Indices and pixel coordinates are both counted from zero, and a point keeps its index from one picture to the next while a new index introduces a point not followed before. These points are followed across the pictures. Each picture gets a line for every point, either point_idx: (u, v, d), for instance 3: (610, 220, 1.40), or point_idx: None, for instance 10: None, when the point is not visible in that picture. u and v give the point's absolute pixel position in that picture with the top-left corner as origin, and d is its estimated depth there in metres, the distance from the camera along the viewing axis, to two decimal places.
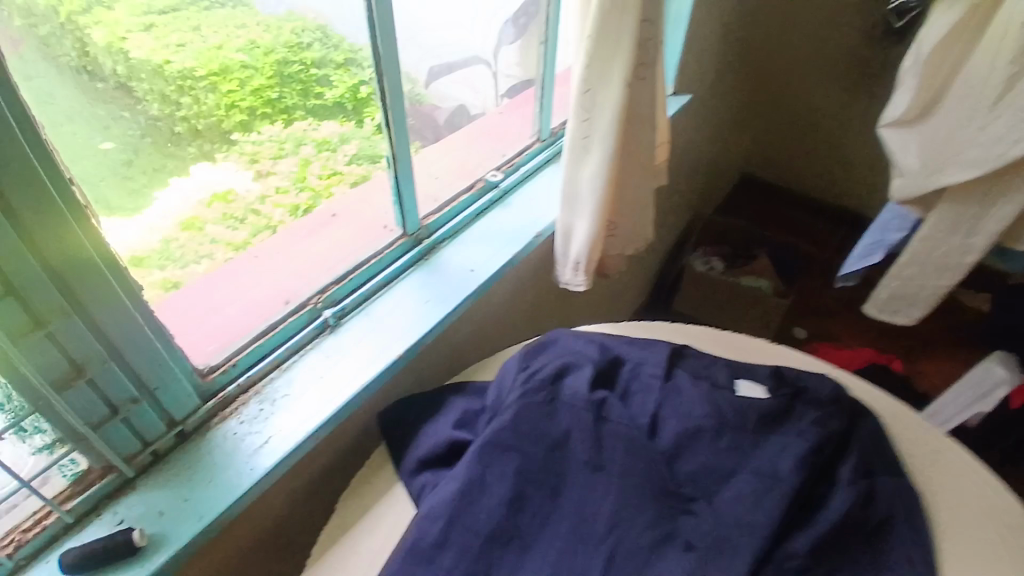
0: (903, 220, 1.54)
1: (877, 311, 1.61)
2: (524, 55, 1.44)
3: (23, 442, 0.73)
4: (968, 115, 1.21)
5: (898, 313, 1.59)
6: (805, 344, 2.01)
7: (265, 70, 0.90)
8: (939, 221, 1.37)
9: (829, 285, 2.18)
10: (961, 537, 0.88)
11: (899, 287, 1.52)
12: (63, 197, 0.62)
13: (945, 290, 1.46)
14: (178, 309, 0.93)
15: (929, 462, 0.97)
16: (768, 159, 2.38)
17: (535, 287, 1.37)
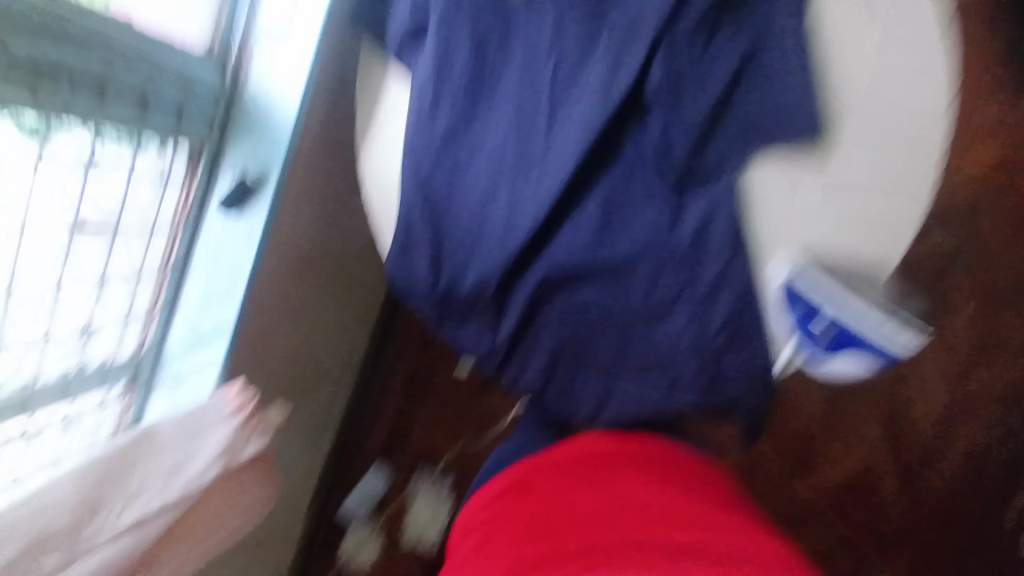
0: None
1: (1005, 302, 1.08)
2: (916, 77, 0.57)
3: (654, 259, 0.61)
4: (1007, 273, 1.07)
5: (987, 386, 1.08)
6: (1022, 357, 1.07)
7: (854, 178, 0.59)
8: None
9: None
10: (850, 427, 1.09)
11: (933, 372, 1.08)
12: (771, 242, 0.61)
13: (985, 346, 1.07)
14: (796, 222, 0.60)
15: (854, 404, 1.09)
16: None
17: (838, 217, 0.60)
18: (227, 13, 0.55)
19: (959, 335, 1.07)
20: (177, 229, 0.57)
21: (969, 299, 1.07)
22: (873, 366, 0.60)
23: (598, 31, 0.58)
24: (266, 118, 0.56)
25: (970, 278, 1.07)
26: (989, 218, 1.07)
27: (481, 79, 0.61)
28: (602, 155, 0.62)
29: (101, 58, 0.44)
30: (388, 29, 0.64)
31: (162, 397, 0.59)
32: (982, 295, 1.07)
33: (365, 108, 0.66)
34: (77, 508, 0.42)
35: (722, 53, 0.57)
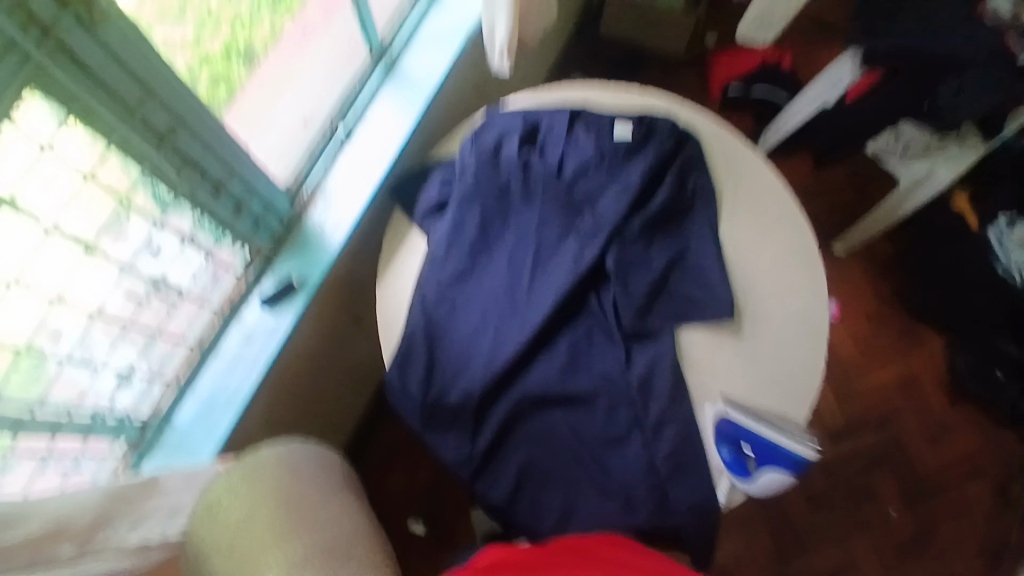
0: (924, 427, 1.24)
1: (911, 489, 1.20)
2: (796, 281, 0.80)
3: (609, 388, 0.73)
4: (907, 461, 1.22)
5: (908, 568, 1.15)
6: (934, 544, 1.17)
7: (764, 345, 0.76)
8: (932, 467, 1.22)
9: (961, 444, 1.23)
10: None
11: (856, 552, 1.16)
12: (704, 387, 0.74)
13: (897, 529, 1.17)
14: (722, 372, 0.75)
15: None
16: (995, 470, 1.21)
17: (756, 372, 0.75)
18: (310, 166, 0.77)
19: (875, 517, 1.18)
20: (220, 318, 0.68)
21: (876, 482, 1.20)
22: (792, 473, 0.66)
23: (572, 223, 0.80)
24: (318, 242, 0.72)
25: (875, 463, 1.22)
26: (893, 419, 1.25)
27: (483, 239, 0.79)
28: (573, 308, 0.78)
29: (227, 168, 0.62)
30: (418, 199, 0.81)
31: (159, 460, 0.66)
32: (887, 479, 1.21)
33: (388, 246, 0.81)
34: (98, 514, 0.54)
35: (660, 251, 0.80)
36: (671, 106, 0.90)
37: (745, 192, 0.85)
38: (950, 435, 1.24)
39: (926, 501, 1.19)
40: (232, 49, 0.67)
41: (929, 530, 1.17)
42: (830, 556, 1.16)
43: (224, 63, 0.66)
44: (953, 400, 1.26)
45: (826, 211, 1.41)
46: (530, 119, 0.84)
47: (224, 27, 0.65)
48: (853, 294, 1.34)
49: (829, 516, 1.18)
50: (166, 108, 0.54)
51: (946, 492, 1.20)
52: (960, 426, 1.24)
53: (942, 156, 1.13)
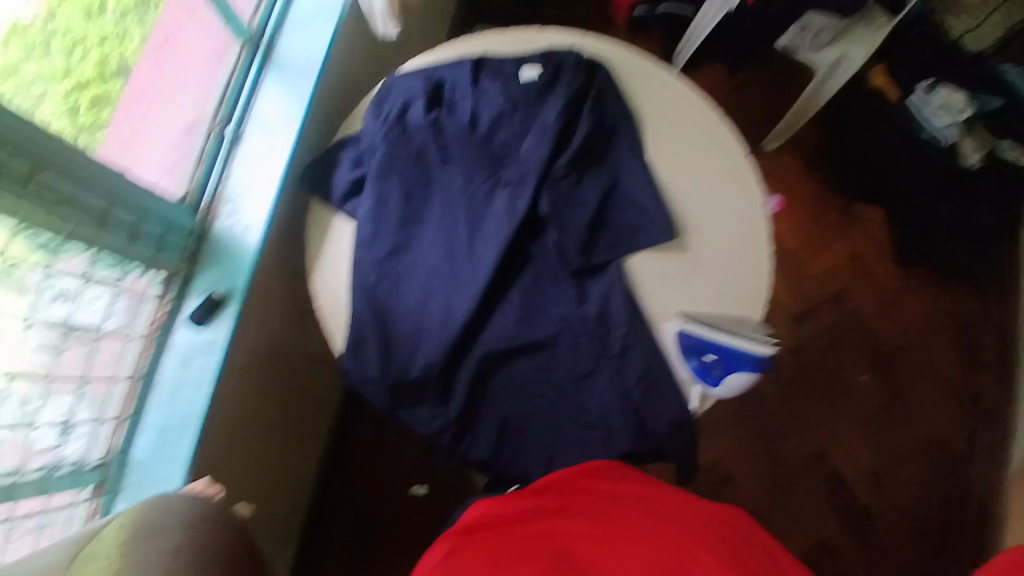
0: (876, 299, 1.30)
1: (875, 359, 1.26)
2: (726, 185, 0.80)
3: (568, 330, 0.73)
4: (866, 334, 1.27)
5: (884, 432, 1.22)
6: (903, 404, 1.23)
7: (707, 254, 0.77)
8: (890, 334, 1.28)
9: (912, 307, 1.29)
10: (780, 493, 1.18)
11: (836, 429, 1.22)
12: (659, 307, 0.74)
13: (868, 399, 1.23)
14: (673, 289, 0.75)
15: (776, 469, 1.20)
16: (947, 324, 1.28)
17: (705, 282, 0.75)
18: (204, 173, 0.71)
19: (846, 393, 1.24)
20: (151, 341, 0.64)
21: (841, 361, 1.26)
22: (757, 371, 0.69)
23: (497, 175, 0.77)
24: (233, 249, 0.67)
25: (838, 343, 1.27)
26: (846, 299, 1.29)
27: (410, 210, 0.76)
28: (517, 259, 0.76)
29: (105, 198, 0.57)
30: (332, 183, 0.77)
31: (125, 499, 0.62)
32: (852, 355, 1.26)
33: (313, 240, 0.77)
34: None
35: (591, 184, 0.78)
36: (570, 37, 0.88)
37: (663, 112, 0.84)
38: (901, 301, 1.29)
39: (889, 366, 1.26)
40: (106, 66, 0.66)
41: (897, 393, 1.24)
42: (813, 438, 1.21)
43: (102, 83, 0.65)
44: (898, 268, 1.31)
45: (751, 112, 1.42)
46: (432, 77, 0.80)
47: (93, 46, 0.64)
48: (791, 188, 1.36)
49: (805, 402, 1.23)
50: (14, 153, 0.48)
51: (905, 355, 1.26)
52: (908, 290, 1.30)
53: (853, 40, 1.14)
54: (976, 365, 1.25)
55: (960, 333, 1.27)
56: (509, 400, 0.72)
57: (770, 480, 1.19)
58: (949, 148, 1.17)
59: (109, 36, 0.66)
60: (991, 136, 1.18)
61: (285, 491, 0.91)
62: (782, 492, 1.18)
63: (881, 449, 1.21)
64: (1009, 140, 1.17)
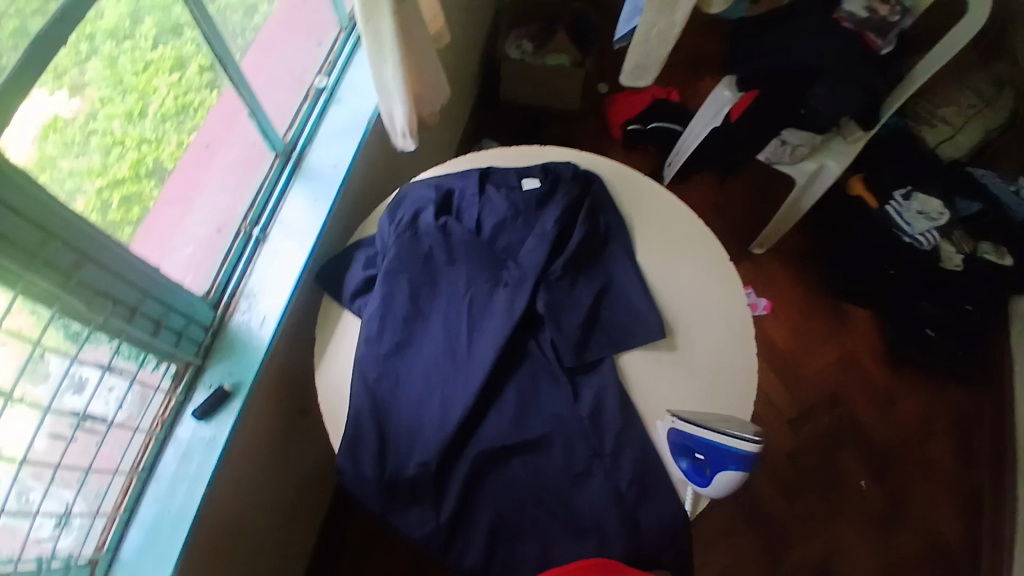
0: (871, 399, 1.31)
1: (875, 461, 1.25)
2: (713, 289, 0.85)
3: (563, 427, 0.75)
4: (864, 435, 1.28)
5: (890, 539, 1.19)
6: (908, 509, 1.21)
7: (697, 353, 0.80)
8: (888, 435, 1.28)
9: (907, 406, 1.30)
10: None
11: (841, 535, 1.19)
12: (651, 404, 0.77)
13: (871, 503, 1.21)
14: (665, 387, 0.78)
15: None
16: (942, 424, 1.28)
17: (696, 381, 0.78)
18: (229, 271, 0.77)
19: (849, 497, 1.22)
20: (152, 437, 0.67)
21: (841, 462, 1.25)
22: (743, 469, 0.68)
23: (499, 276, 0.83)
24: (246, 342, 0.72)
25: (837, 443, 1.27)
26: (841, 398, 1.31)
27: (415, 307, 0.80)
28: (514, 357, 0.80)
29: (138, 292, 0.62)
30: (344, 281, 0.82)
31: None
32: (851, 456, 1.26)
33: (322, 336, 0.82)
34: None
35: (586, 286, 0.84)
36: (567, 153, 0.97)
37: (654, 220, 0.91)
38: (895, 401, 1.31)
39: (890, 469, 1.24)
40: (140, 167, 0.70)
41: (900, 496, 1.22)
42: (818, 545, 1.18)
43: (134, 181, 0.70)
44: (890, 368, 1.34)
45: (737, 218, 1.51)
46: (441, 187, 0.89)
47: (130, 148, 0.69)
48: (779, 289, 1.42)
49: (808, 505, 1.21)
50: (70, 248, 0.54)
51: (905, 455, 1.26)
52: (902, 390, 1.32)
53: (828, 152, 1.25)
54: (976, 468, 1.25)
55: (956, 434, 1.28)
56: (504, 497, 0.72)
57: None
58: (932, 250, 1.24)
59: (147, 140, 0.71)
60: (969, 238, 1.27)
61: None
62: None
63: (888, 560, 1.17)
64: (989, 240, 1.26)
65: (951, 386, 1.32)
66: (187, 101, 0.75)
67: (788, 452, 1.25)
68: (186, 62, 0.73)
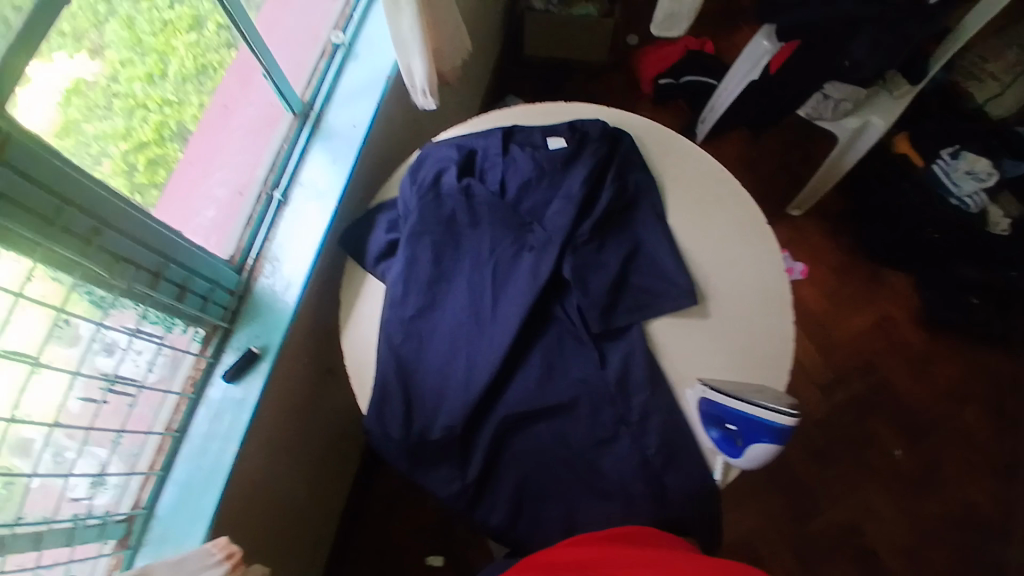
0: (907, 365, 1.27)
1: (909, 429, 1.22)
2: (747, 252, 0.81)
3: (589, 392, 0.74)
4: (899, 403, 1.24)
5: (922, 507, 1.16)
6: (941, 478, 1.18)
7: (729, 320, 0.78)
8: (923, 402, 1.24)
9: (945, 374, 1.26)
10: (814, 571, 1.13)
11: (870, 502, 1.17)
12: (680, 371, 0.75)
13: (902, 471, 1.19)
14: (694, 355, 0.76)
15: (809, 546, 1.14)
16: (982, 393, 1.24)
17: (727, 348, 0.76)
18: (252, 235, 0.76)
19: (880, 464, 1.19)
20: (185, 398, 0.67)
21: (873, 429, 1.22)
22: (777, 443, 0.66)
23: (523, 239, 0.81)
24: (272, 305, 0.72)
25: (869, 410, 1.23)
26: (875, 365, 1.27)
27: (439, 272, 0.79)
28: (539, 320, 0.78)
29: (159, 257, 0.61)
30: (367, 244, 0.81)
31: (147, 555, 0.63)
32: (883, 424, 1.23)
33: (346, 298, 0.81)
34: None
35: (613, 249, 0.81)
36: (595, 109, 0.93)
37: (686, 181, 0.87)
38: (932, 369, 1.26)
39: (925, 437, 1.21)
40: (163, 129, 0.72)
41: (934, 465, 1.19)
42: (846, 511, 1.16)
43: (158, 145, 0.71)
44: (929, 335, 1.29)
45: (772, 177, 1.45)
46: (464, 147, 0.86)
47: (152, 111, 0.70)
48: (815, 252, 1.37)
49: (836, 473, 1.19)
50: (89, 214, 0.53)
51: (940, 424, 1.22)
52: (941, 357, 1.27)
53: (873, 109, 1.17)
54: (1016, 438, 1.20)
55: (996, 403, 1.23)
56: (528, 461, 0.72)
57: (802, 557, 1.14)
58: (979, 215, 1.20)
59: (169, 102, 0.72)
60: (1015, 201, 1.22)
61: (304, 544, 0.92)
62: (816, 570, 1.13)
63: (920, 526, 1.15)
64: None
65: (994, 353, 1.26)
66: (206, 62, 0.76)
67: (818, 418, 1.23)
68: (203, 20, 0.72)
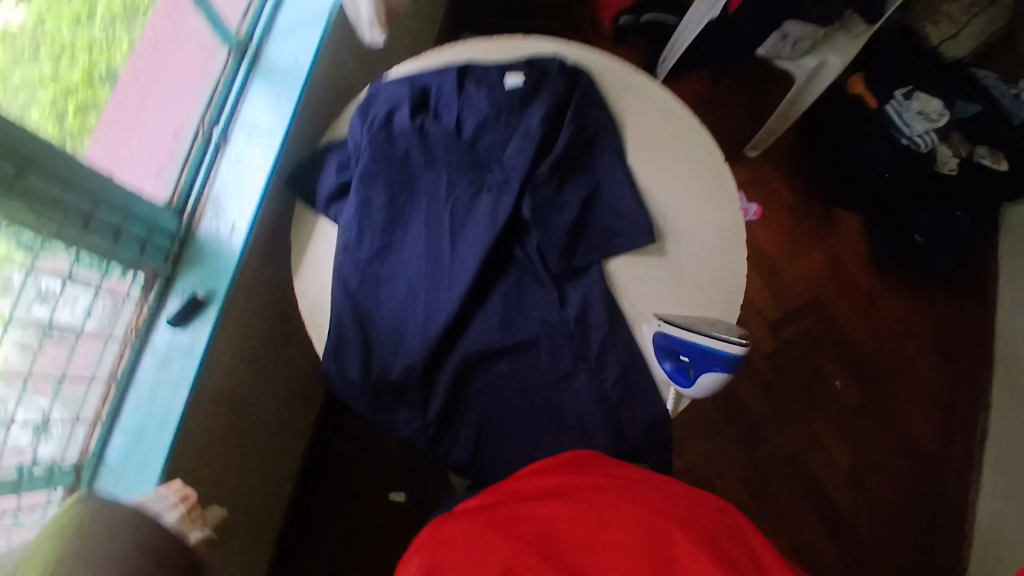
0: (853, 302, 1.33)
1: (852, 362, 1.29)
2: (704, 191, 0.82)
3: (548, 332, 0.74)
4: (844, 337, 1.30)
5: (860, 432, 1.25)
6: (879, 405, 1.26)
7: (685, 257, 0.79)
8: (866, 336, 1.31)
9: (887, 309, 1.32)
10: (761, 493, 1.21)
11: (814, 429, 1.24)
12: (637, 308, 0.76)
13: (844, 400, 1.26)
14: (651, 292, 0.77)
15: (757, 471, 1.22)
16: (919, 326, 1.31)
17: (683, 285, 0.77)
18: (191, 176, 0.72)
19: (824, 395, 1.27)
20: (128, 342, 0.65)
21: (819, 362, 1.29)
22: (727, 373, 0.69)
23: (481, 180, 0.79)
24: (217, 250, 0.69)
25: (817, 345, 1.29)
26: (824, 302, 1.32)
27: (394, 214, 0.77)
28: (499, 263, 0.78)
29: (91, 198, 0.58)
30: (318, 187, 0.78)
31: None
32: (828, 357, 1.29)
33: (298, 243, 0.79)
34: None
35: (572, 189, 0.80)
36: (554, 44, 0.89)
37: (645, 119, 0.85)
38: (876, 304, 1.33)
39: (866, 368, 1.29)
40: (92, 72, 0.66)
41: (873, 393, 1.27)
42: (792, 439, 1.24)
43: (88, 88, 0.65)
44: (874, 272, 1.34)
45: (731, 119, 1.45)
46: (417, 83, 0.82)
47: (81, 52, 0.64)
48: (770, 194, 1.39)
49: (784, 403, 1.26)
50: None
51: (881, 356, 1.29)
52: (884, 293, 1.33)
53: (831, 48, 1.17)
54: (948, 366, 1.29)
55: (932, 335, 1.31)
56: (489, 401, 0.73)
57: (750, 481, 1.21)
58: (929, 154, 1.21)
59: (98, 43, 0.66)
60: (966, 141, 1.23)
61: (266, 488, 0.92)
62: (763, 492, 1.21)
63: (858, 449, 1.24)
64: (985, 144, 1.23)
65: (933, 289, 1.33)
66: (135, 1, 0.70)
67: (768, 354, 1.28)
68: None
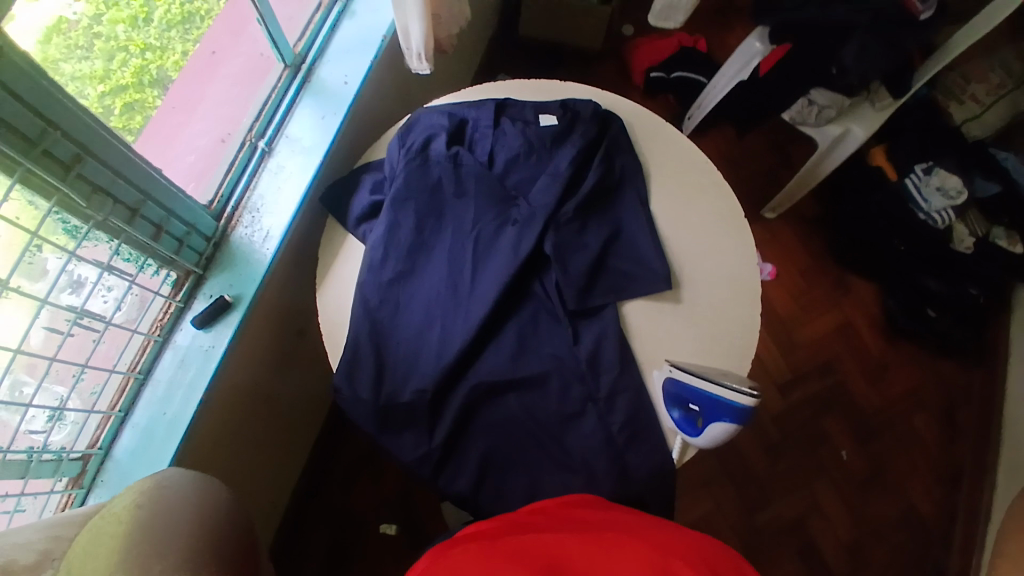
0: (863, 369, 1.32)
1: (858, 430, 1.27)
2: (724, 244, 0.83)
3: (560, 368, 0.75)
4: (851, 404, 1.29)
5: (864, 503, 1.22)
6: (884, 476, 1.24)
7: (701, 306, 0.80)
8: (874, 404, 1.29)
9: (897, 379, 1.31)
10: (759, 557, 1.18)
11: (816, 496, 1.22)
12: (649, 353, 0.77)
13: (849, 468, 1.24)
14: (665, 338, 0.78)
15: (755, 532, 1.19)
16: (929, 400, 1.30)
17: (697, 335, 0.78)
18: (233, 183, 0.74)
19: (829, 461, 1.25)
20: (151, 340, 0.67)
21: (825, 427, 1.27)
22: (737, 424, 0.68)
23: (507, 213, 0.81)
24: (247, 256, 0.71)
25: (824, 409, 1.28)
26: (833, 367, 1.32)
27: (421, 238, 0.79)
28: (517, 295, 0.79)
29: (138, 193, 0.60)
30: (350, 205, 0.80)
31: (103, 495, 0.64)
32: (835, 422, 1.28)
33: (325, 258, 0.81)
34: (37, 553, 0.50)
35: (595, 230, 0.82)
36: (588, 90, 0.93)
37: (671, 169, 0.88)
38: (886, 373, 1.32)
39: (873, 437, 1.27)
40: (142, 75, 0.68)
41: (878, 464, 1.25)
42: (794, 503, 1.21)
43: (137, 89, 0.67)
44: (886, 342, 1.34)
45: (752, 179, 1.47)
46: (455, 115, 0.85)
47: (133, 55, 0.66)
48: (786, 255, 1.41)
49: (787, 466, 1.24)
50: (71, 140, 0.52)
51: (888, 426, 1.28)
52: (895, 363, 1.32)
53: (853, 118, 1.19)
54: (956, 444, 1.26)
55: (941, 410, 1.29)
56: (495, 431, 0.73)
57: (748, 543, 1.19)
58: (946, 230, 1.22)
59: (151, 47, 0.69)
60: (983, 219, 1.25)
61: (262, 504, 0.91)
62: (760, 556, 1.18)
63: (862, 520, 1.21)
64: (1002, 226, 1.24)
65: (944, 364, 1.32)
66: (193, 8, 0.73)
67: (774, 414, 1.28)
68: None
